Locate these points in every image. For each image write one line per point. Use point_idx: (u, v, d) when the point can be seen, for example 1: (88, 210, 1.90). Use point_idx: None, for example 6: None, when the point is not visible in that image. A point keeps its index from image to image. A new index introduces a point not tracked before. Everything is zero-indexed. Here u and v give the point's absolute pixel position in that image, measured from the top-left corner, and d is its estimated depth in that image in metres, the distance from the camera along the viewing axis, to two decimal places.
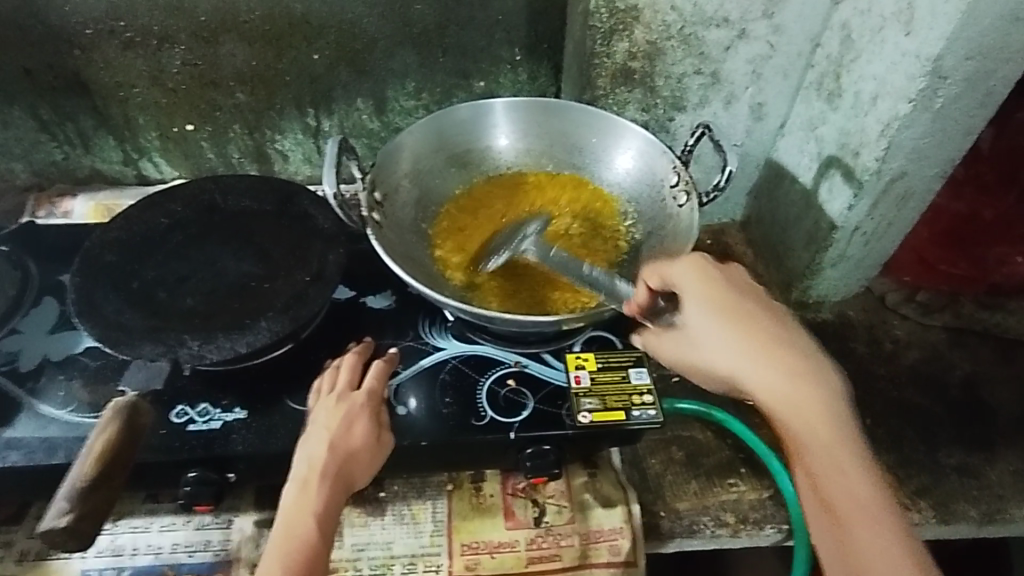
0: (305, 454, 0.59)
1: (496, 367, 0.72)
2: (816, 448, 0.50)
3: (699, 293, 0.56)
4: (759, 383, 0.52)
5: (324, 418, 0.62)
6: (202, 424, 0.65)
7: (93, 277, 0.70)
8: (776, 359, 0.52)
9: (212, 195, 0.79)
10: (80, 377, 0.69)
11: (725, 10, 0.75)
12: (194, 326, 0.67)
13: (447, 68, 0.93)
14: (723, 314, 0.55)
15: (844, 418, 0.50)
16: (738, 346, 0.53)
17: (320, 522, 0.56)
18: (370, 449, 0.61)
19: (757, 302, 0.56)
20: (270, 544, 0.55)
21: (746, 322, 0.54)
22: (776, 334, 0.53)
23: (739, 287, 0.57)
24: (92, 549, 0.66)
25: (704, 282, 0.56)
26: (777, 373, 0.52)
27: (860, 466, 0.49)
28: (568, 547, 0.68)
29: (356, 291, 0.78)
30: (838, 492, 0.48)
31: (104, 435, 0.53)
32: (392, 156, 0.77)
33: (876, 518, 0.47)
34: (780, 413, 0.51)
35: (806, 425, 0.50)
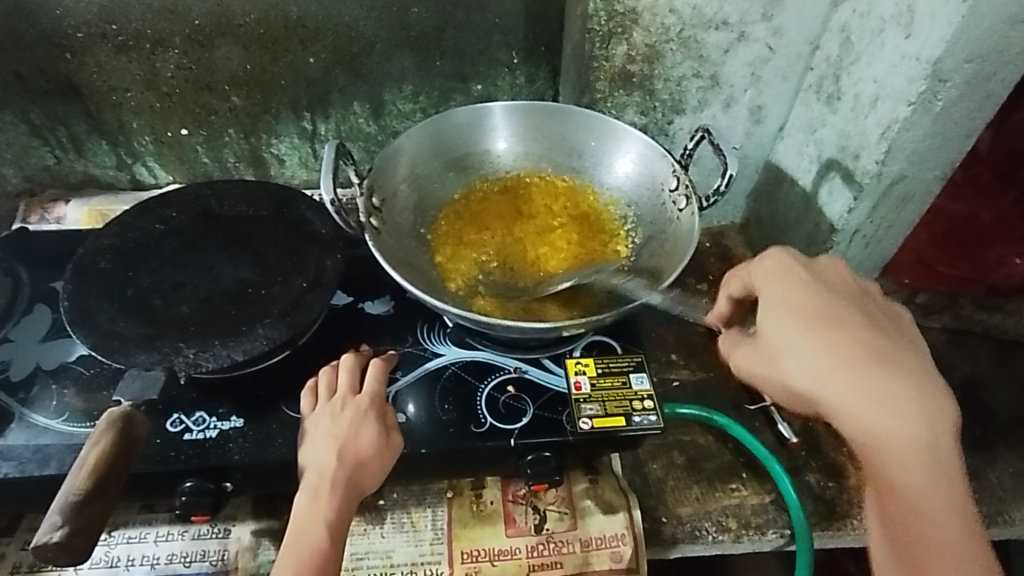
0: (315, 459, 0.60)
1: (495, 372, 0.71)
2: (905, 474, 0.50)
3: (793, 302, 0.55)
4: (859, 404, 0.51)
5: (331, 424, 0.62)
6: (198, 433, 0.65)
7: (87, 285, 0.69)
8: (892, 379, 0.51)
9: (207, 201, 0.79)
10: (73, 387, 0.68)
11: (723, 13, 0.75)
12: (189, 334, 0.66)
13: (444, 71, 0.93)
14: (834, 325, 0.54)
15: (936, 443, 0.50)
16: (841, 363, 0.52)
17: (329, 527, 0.57)
18: (378, 450, 0.61)
19: (854, 309, 0.55)
20: (285, 546, 0.57)
21: (835, 328, 0.54)
22: (884, 349, 0.53)
23: (847, 293, 0.57)
24: (86, 561, 0.65)
25: (801, 290, 0.56)
26: (874, 402, 0.51)
27: (944, 494, 0.49)
28: (569, 554, 0.68)
29: (354, 297, 0.77)
30: (928, 521, 0.48)
31: (98, 447, 0.52)
32: (390, 161, 0.76)
33: (961, 553, 0.47)
34: (875, 437, 0.50)
35: (898, 451, 0.50)
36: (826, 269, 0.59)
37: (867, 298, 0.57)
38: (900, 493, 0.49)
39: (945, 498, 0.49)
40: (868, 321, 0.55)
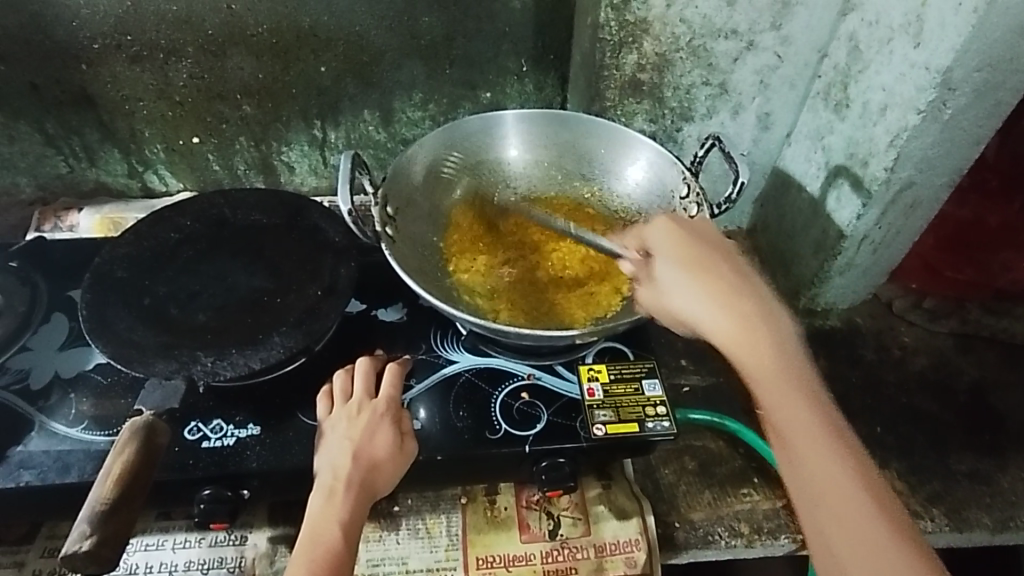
0: (328, 462, 0.61)
1: (509, 379, 0.72)
2: (759, 378, 0.52)
3: (664, 249, 0.61)
4: (720, 321, 0.54)
5: (345, 427, 0.63)
6: (216, 441, 0.65)
7: (104, 294, 0.69)
8: (741, 298, 0.55)
9: (221, 209, 0.79)
10: (91, 395, 0.69)
11: (733, 22, 0.76)
12: (206, 343, 0.67)
13: (454, 80, 0.93)
14: (695, 260, 0.59)
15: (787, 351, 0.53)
16: (704, 291, 0.56)
17: (343, 528, 0.57)
18: (394, 453, 0.62)
19: (719, 250, 0.60)
20: (299, 548, 0.57)
21: (705, 269, 0.58)
22: (730, 276, 0.57)
23: (709, 240, 0.62)
24: None
25: (665, 243, 0.61)
26: (730, 318, 0.54)
27: (805, 397, 0.51)
28: (584, 559, 0.68)
29: (367, 304, 0.78)
30: (791, 414, 0.50)
31: (122, 457, 0.52)
32: (403, 169, 0.77)
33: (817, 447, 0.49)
34: (736, 345, 0.53)
35: (752, 354, 0.53)
36: (698, 224, 0.64)
37: (735, 244, 0.62)
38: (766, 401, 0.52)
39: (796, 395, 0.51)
40: (732, 260, 0.59)
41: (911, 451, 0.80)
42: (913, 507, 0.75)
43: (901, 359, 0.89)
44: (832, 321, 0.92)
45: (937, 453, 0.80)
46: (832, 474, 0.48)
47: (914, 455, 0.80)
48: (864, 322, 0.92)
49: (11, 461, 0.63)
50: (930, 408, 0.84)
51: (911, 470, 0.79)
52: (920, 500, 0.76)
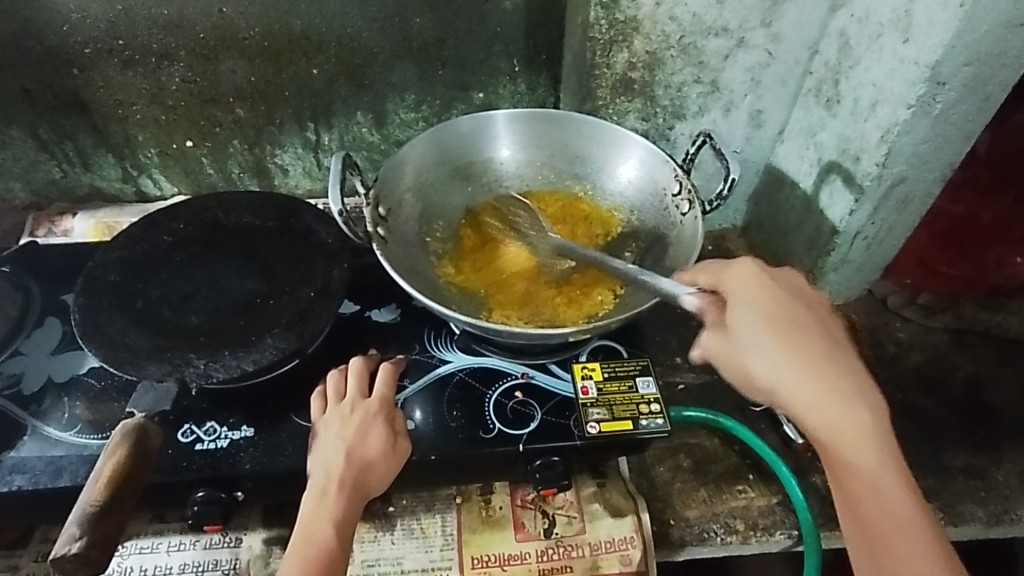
0: (322, 462, 0.61)
1: (502, 379, 0.72)
2: (865, 465, 0.53)
3: (761, 306, 0.56)
4: (813, 401, 0.54)
5: (339, 426, 0.62)
6: (209, 443, 0.65)
7: (97, 298, 0.69)
8: (843, 380, 0.54)
9: (214, 212, 0.79)
10: (84, 398, 0.69)
11: (723, 20, 0.76)
12: (199, 345, 0.67)
13: (446, 81, 0.94)
14: (791, 328, 0.55)
15: (884, 431, 0.54)
16: (799, 370, 0.54)
17: (334, 528, 0.57)
18: (386, 451, 0.62)
19: (805, 308, 0.57)
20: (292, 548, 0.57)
21: (796, 335, 0.55)
22: (823, 350, 0.55)
23: (795, 293, 0.58)
24: None
25: (761, 296, 0.56)
26: (819, 386, 0.54)
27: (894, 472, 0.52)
28: (579, 557, 0.68)
29: (360, 305, 0.78)
30: (891, 502, 0.51)
31: (113, 459, 0.52)
32: (395, 170, 0.77)
33: (920, 539, 0.50)
34: (830, 431, 0.53)
35: (850, 439, 0.53)
36: (783, 275, 0.59)
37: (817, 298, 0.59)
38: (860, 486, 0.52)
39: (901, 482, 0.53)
40: (823, 326, 0.57)
41: (907, 447, 0.80)
42: None
43: (896, 354, 0.88)
44: None
45: (932, 448, 0.80)
46: (911, 545, 0.50)
47: (909, 450, 0.80)
48: (859, 318, 0.92)
49: (5, 466, 0.63)
50: (924, 403, 0.84)
51: (906, 465, 0.79)
52: None
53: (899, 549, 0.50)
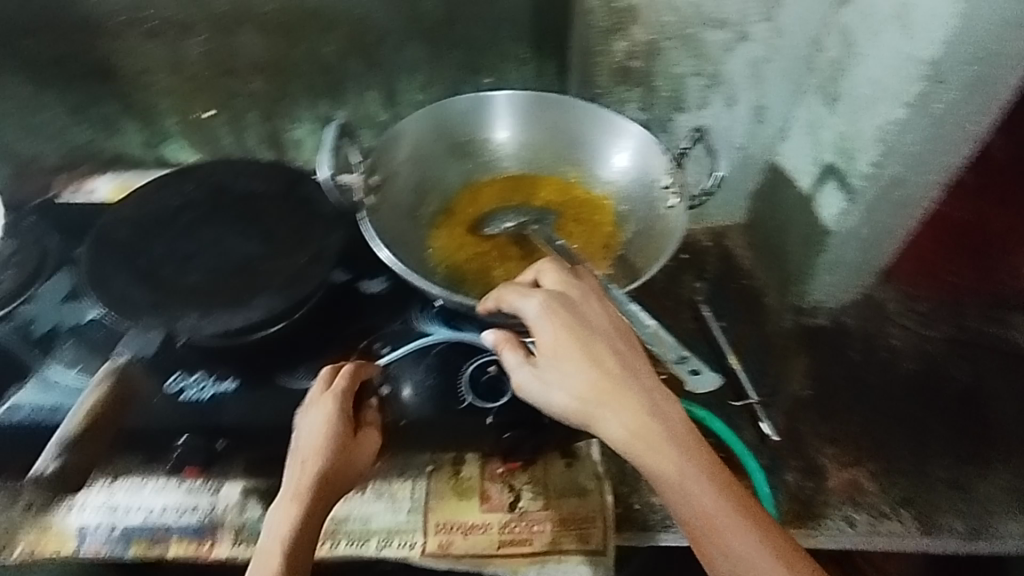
0: (304, 470, 0.60)
1: (479, 354, 0.73)
2: (677, 472, 0.53)
3: (552, 335, 0.56)
4: (621, 427, 0.54)
5: (327, 431, 0.61)
6: (193, 394, 0.70)
7: (103, 254, 0.74)
8: (637, 395, 0.55)
9: (221, 179, 0.83)
10: (87, 346, 0.74)
11: (724, 12, 0.76)
12: (193, 302, 0.70)
13: (455, 62, 0.95)
14: (585, 355, 0.55)
15: (685, 435, 0.55)
16: (599, 391, 0.55)
17: (306, 537, 0.57)
18: (370, 447, 0.64)
19: (603, 330, 0.57)
20: (260, 556, 0.57)
21: (592, 359, 0.56)
22: (614, 373, 0.56)
23: (593, 317, 0.57)
24: (90, 503, 0.70)
25: (552, 324, 0.56)
26: (618, 409, 0.55)
27: (702, 472, 0.54)
28: (540, 532, 0.69)
29: (352, 274, 0.80)
30: (712, 510, 0.52)
31: (95, 395, 0.65)
32: (391, 143, 0.80)
33: (737, 530, 0.52)
34: (638, 445, 0.54)
35: (656, 452, 0.54)
36: (570, 293, 0.58)
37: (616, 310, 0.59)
38: (680, 500, 0.53)
39: (719, 482, 0.54)
40: (619, 342, 0.57)
41: (888, 453, 0.79)
42: (879, 507, 0.74)
43: (888, 361, 0.87)
44: (821, 319, 0.90)
45: (916, 457, 0.79)
46: (734, 534, 0.52)
47: (891, 457, 0.79)
48: (853, 322, 0.90)
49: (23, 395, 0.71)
50: (912, 411, 0.83)
51: (884, 471, 0.77)
52: (890, 503, 0.74)
53: (725, 541, 0.51)
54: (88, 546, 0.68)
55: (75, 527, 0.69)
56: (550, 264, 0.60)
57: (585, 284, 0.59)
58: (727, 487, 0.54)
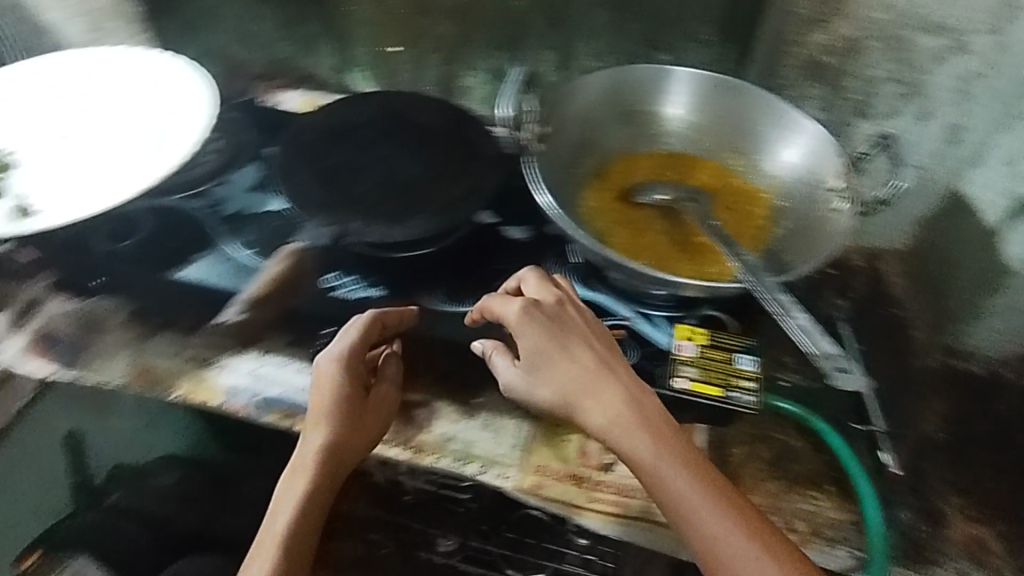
0: (320, 429, 0.68)
1: (608, 316, 0.76)
2: (650, 456, 0.61)
3: (526, 335, 0.67)
4: (598, 415, 0.63)
5: (339, 386, 0.69)
6: (348, 291, 0.79)
7: (293, 152, 0.82)
8: (610, 383, 0.64)
9: (399, 106, 0.90)
10: (262, 231, 0.83)
11: (945, 18, 0.78)
12: (362, 210, 0.77)
13: (635, 35, 0.98)
14: (558, 353, 0.66)
15: (659, 420, 0.63)
16: (573, 384, 0.65)
17: (320, 487, 0.65)
18: (382, 402, 0.72)
19: (576, 331, 0.67)
20: (281, 505, 0.65)
21: (564, 356, 0.66)
22: (589, 366, 0.65)
23: (566, 322, 0.68)
24: (241, 368, 0.76)
25: (529, 326, 0.67)
26: (591, 400, 0.64)
27: (676, 456, 0.61)
28: (632, 499, 0.70)
29: (499, 218, 0.84)
30: (687, 488, 0.59)
31: (279, 265, 0.80)
32: (567, 97, 0.83)
33: (709, 505, 0.58)
34: (615, 431, 0.62)
35: (632, 435, 0.62)
36: (547, 301, 0.70)
37: (591, 317, 0.70)
38: (659, 481, 0.60)
39: (693, 463, 0.61)
40: (591, 341, 0.67)
41: None
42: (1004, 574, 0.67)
43: None
44: (974, 366, 0.79)
45: None
46: (705, 509, 0.58)
47: None
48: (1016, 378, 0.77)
49: (201, 266, 0.81)
50: None
51: (1016, 539, 0.69)
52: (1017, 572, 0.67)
53: (698, 518, 0.58)
54: (232, 404, 0.74)
55: (225, 386, 0.75)
56: (533, 279, 0.72)
57: (560, 294, 0.71)
58: (700, 469, 0.61)
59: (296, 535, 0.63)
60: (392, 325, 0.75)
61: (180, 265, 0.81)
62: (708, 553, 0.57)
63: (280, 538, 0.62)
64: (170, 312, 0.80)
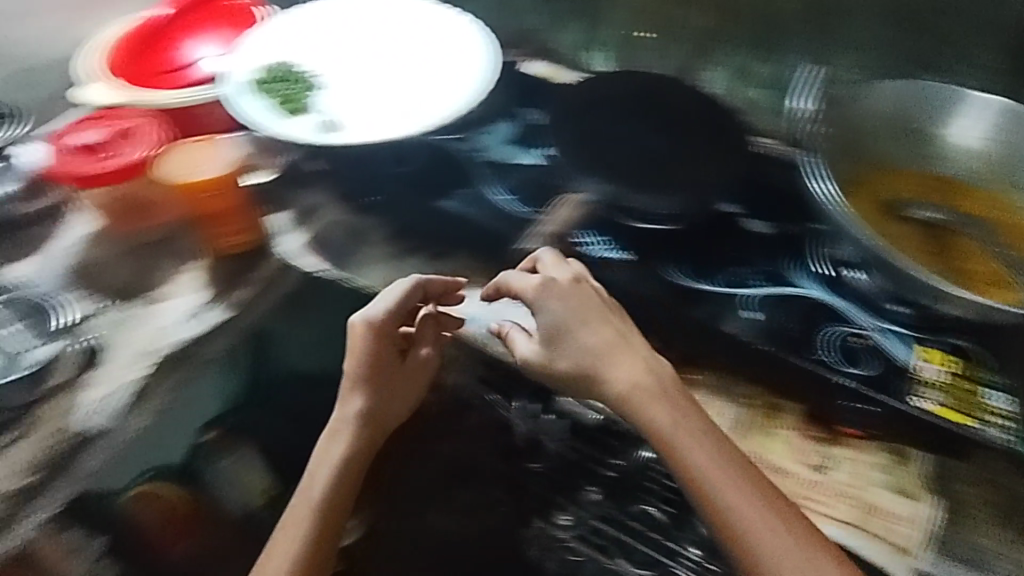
0: (360, 393, 0.71)
1: (846, 322, 0.77)
2: (669, 427, 0.66)
3: (546, 306, 0.73)
4: (622, 381, 0.68)
5: (371, 343, 0.73)
6: (592, 249, 0.84)
7: (562, 113, 0.91)
8: (631, 352, 0.70)
9: (657, 87, 0.95)
10: (516, 180, 0.91)
11: None
12: (623, 177, 0.86)
13: (904, 54, 1.00)
14: (575, 322, 0.71)
15: (677, 394, 0.68)
16: (593, 350, 0.70)
17: (360, 453, 0.69)
18: (422, 368, 0.74)
19: (596, 304, 0.73)
20: (315, 471, 0.67)
21: (580, 323, 0.71)
22: (606, 339, 0.70)
23: (577, 295, 0.73)
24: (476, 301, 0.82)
25: (546, 296, 0.73)
26: (615, 367, 0.69)
27: (698, 430, 0.65)
28: (847, 508, 0.66)
29: (739, 211, 0.86)
30: (705, 464, 0.63)
31: (566, 208, 0.87)
32: (865, 94, 0.89)
33: (729, 480, 0.62)
34: (636, 403, 0.67)
35: (653, 403, 0.67)
36: (564, 278, 0.74)
37: (614, 303, 0.74)
38: (685, 460, 0.64)
39: (706, 439, 0.65)
40: (614, 320, 0.72)
41: None
42: None
43: None
44: None
45: None
46: (728, 483, 0.62)
47: None
48: None
49: (461, 205, 0.89)
50: None
51: None
52: None
53: (720, 490, 0.62)
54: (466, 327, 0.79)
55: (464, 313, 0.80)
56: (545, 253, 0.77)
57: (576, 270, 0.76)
58: (721, 444, 0.65)
59: (330, 494, 0.65)
60: (431, 292, 0.78)
61: (447, 199, 0.90)
62: (738, 537, 0.60)
63: (314, 500, 0.65)
64: (421, 233, 0.88)
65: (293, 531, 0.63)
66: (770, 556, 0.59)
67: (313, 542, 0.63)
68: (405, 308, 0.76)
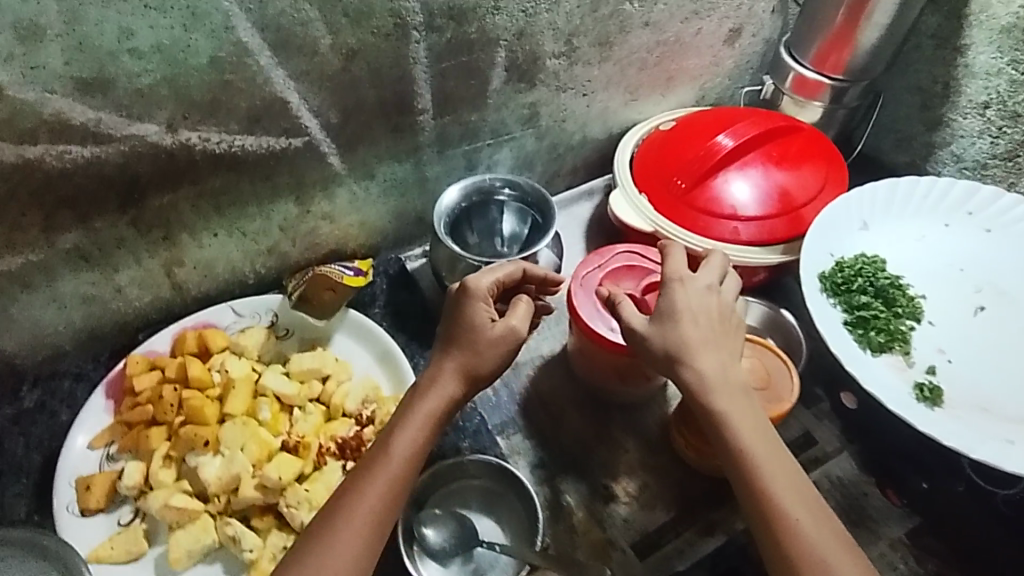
0: (441, 379, 0.61)
1: None
2: (749, 445, 0.57)
3: (668, 292, 0.61)
4: (683, 337, 0.59)
5: (459, 302, 0.64)
6: None
7: None
8: (713, 350, 0.60)
9: None
10: None
11: None
12: None
13: None
14: (691, 328, 0.59)
15: (746, 397, 0.60)
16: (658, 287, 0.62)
17: (410, 470, 0.58)
18: (505, 338, 0.62)
19: (705, 312, 0.60)
20: (398, 424, 0.59)
21: (674, 323, 0.60)
22: (696, 344, 0.59)
23: (686, 300, 0.61)
24: None
25: (675, 290, 0.61)
26: (680, 326, 0.59)
27: (763, 434, 0.58)
28: None
29: None
30: (764, 447, 0.58)
31: None
32: None
33: (806, 516, 0.55)
34: (721, 418, 0.58)
35: (724, 396, 0.59)
36: (699, 282, 0.62)
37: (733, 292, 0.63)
38: (722, 416, 0.58)
39: (746, 399, 0.59)
40: (693, 300, 0.61)
41: None
42: None
43: None
44: None
45: None
46: (812, 519, 0.55)
47: None
48: None
49: None
50: None
51: None
52: None
53: (805, 527, 0.55)
54: None
55: None
56: (715, 256, 0.64)
57: (722, 268, 0.64)
58: (795, 476, 0.57)
59: (423, 443, 0.59)
60: (530, 281, 0.69)
61: None
62: None
63: (395, 453, 0.58)
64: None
65: (378, 475, 0.57)
66: (813, 551, 0.54)
67: (408, 475, 0.58)
68: (503, 288, 0.67)
